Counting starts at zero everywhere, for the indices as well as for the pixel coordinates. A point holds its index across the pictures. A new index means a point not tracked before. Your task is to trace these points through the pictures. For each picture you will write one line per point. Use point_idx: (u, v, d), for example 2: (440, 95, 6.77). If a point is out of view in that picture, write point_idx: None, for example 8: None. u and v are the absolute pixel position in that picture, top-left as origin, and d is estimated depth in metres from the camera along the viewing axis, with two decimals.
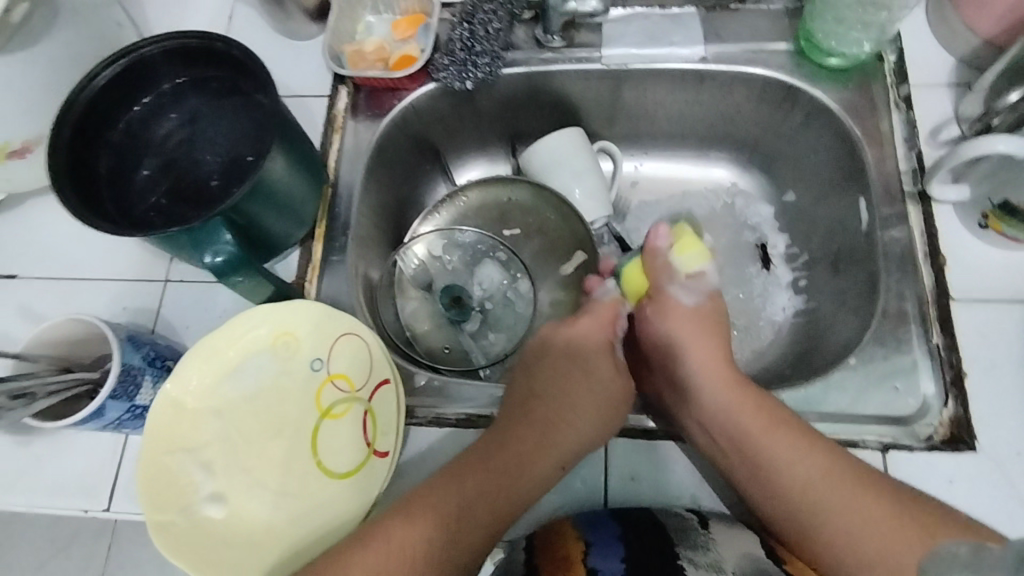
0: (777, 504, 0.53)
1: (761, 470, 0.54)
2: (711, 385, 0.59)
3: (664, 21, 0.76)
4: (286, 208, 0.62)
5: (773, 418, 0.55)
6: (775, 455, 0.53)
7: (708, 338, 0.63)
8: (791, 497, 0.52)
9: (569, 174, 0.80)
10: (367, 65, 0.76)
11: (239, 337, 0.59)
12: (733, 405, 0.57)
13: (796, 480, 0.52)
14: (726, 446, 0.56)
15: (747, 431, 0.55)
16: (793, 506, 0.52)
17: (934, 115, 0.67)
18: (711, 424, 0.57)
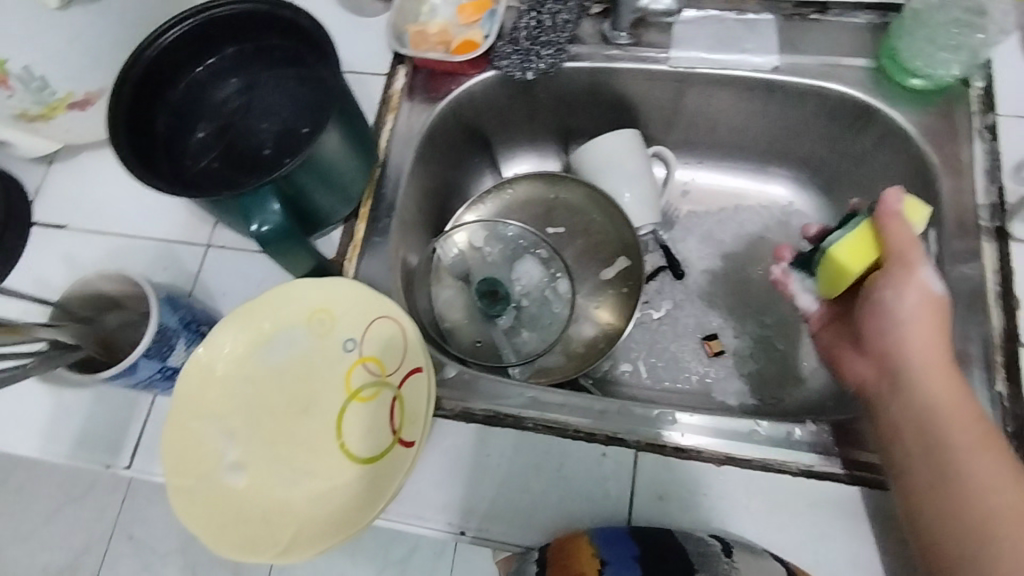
0: (935, 505, 0.48)
1: (942, 474, 0.49)
2: (933, 376, 0.52)
3: (738, 25, 0.72)
4: (335, 183, 0.61)
5: (981, 422, 0.49)
6: (969, 458, 0.48)
7: (940, 335, 0.54)
8: (954, 492, 0.48)
9: (619, 177, 0.79)
10: (428, 46, 0.74)
11: (276, 308, 0.58)
12: (934, 397, 0.51)
13: (958, 469, 0.48)
14: (911, 440, 0.51)
15: (940, 426, 0.50)
16: (946, 492, 0.48)
17: (1020, 149, 0.63)
18: (908, 430, 0.52)
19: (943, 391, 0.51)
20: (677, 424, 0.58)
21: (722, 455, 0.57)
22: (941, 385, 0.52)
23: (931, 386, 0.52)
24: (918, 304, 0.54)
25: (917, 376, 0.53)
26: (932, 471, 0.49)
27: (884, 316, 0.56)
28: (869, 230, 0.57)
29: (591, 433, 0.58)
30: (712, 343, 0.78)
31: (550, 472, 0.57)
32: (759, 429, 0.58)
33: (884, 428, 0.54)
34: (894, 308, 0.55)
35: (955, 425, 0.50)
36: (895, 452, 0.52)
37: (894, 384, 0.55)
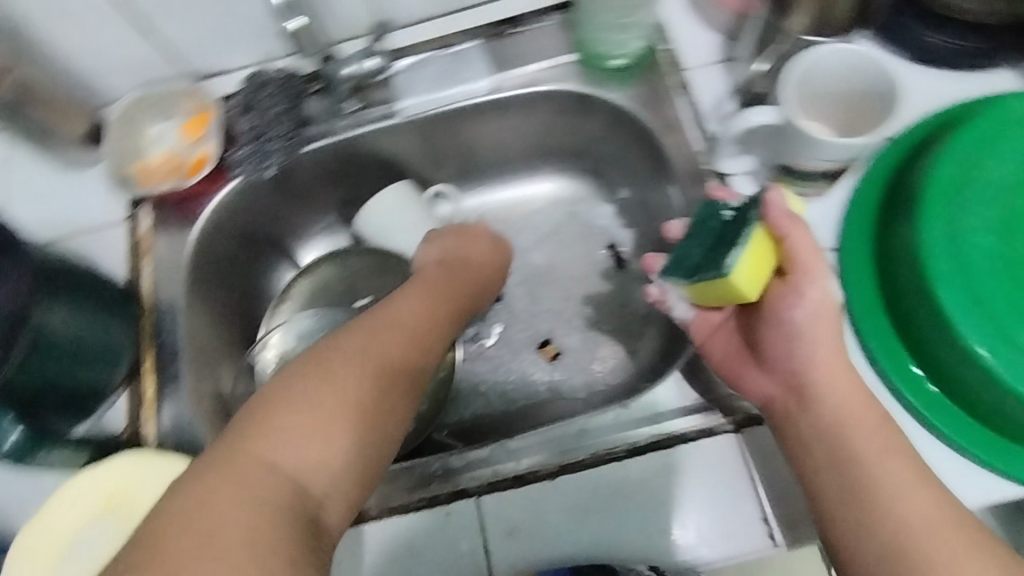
0: (854, 531, 0.45)
1: (854, 492, 0.45)
2: (835, 386, 0.48)
3: (448, 61, 0.76)
4: (85, 358, 0.61)
5: (880, 422, 0.47)
6: (883, 477, 0.45)
7: (838, 340, 0.50)
8: (874, 518, 0.44)
9: (403, 231, 0.82)
10: (159, 178, 0.72)
11: (66, 512, 0.56)
12: (840, 414, 0.48)
13: (863, 481, 0.45)
14: (821, 462, 0.48)
15: (851, 449, 0.47)
16: (862, 513, 0.45)
17: (715, 93, 0.69)
18: (817, 451, 0.48)
19: (844, 401, 0.48)
20: (507, 454, 0.59)
21: (556, 465, 0.58)
22: (842, 396, 0.48)
23: (836, 396, 0.48)
24: (814, 317, 0.49)
25: (823, 388, 0.49)
26: (846, 487, 0.46)
27: (777, 326, 0.51)
28: (765, 239, 0.49)
29: (432, 498, 0.58)
30: (545, 350, 0.81)
31: (403, 552, 0.56)
32: (586, 426, 0.60)
33: (796, 448, 0.50)
34: (794, 322, 0.50)
35: (863, 442, 0.46)
36: (806, 468, 0.48)
37: (795, 394, 0.50)
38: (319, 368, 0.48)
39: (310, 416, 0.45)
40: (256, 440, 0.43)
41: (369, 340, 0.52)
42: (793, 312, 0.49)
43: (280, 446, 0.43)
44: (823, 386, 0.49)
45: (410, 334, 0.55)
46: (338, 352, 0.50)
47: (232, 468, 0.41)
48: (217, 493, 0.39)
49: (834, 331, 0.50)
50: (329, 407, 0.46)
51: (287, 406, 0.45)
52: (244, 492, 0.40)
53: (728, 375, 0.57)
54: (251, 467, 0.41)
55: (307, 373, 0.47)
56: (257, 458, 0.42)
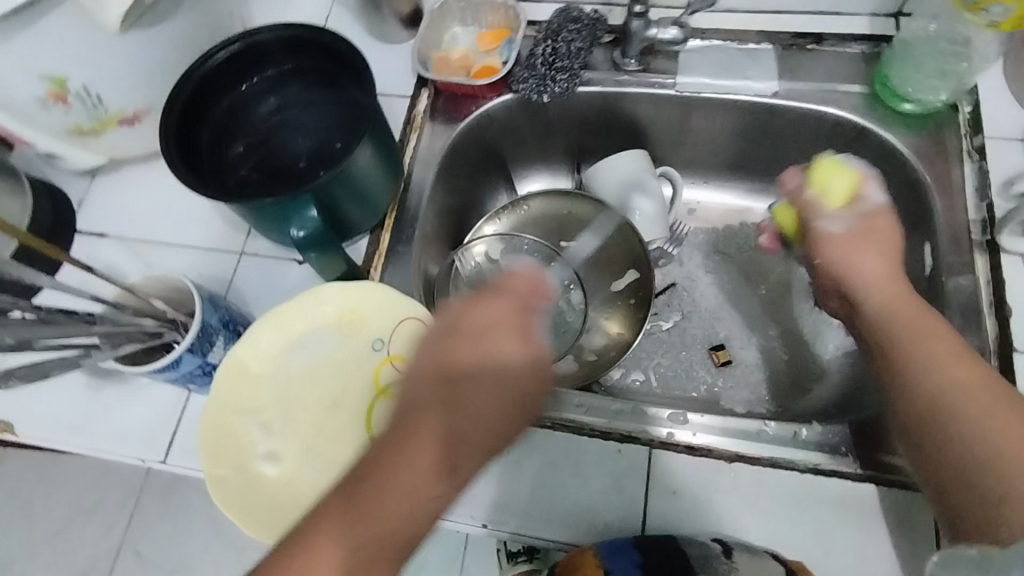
0: (898, 378, 0.50)
1: (891, 362, 0.51)
2: (880, 292, 0.57)
3: (739, 55, 0.77)
4: (363, 195, 0.65)
5: (924, 313, 0.53)
6: (920, 357, 0.49)
7: (872, 250, 0.59)
8: (911, 392, 0.49)
9: (632, 195, 0.83)
10: (450, 70, 0.79)
11: (307, 310, 0.62)
12: (888, 312, 0.55)
13: (906, 381, 0.49)
14: (880, 344, 0.53)
15: (890, 324, 0.54)
16: (912, 398, 0.49)
17: (1008, 166, 0.67)
18: (874, 337, 0.55)
19: (884, 304, 0.55)
20: (687, 423, 0.62)
21: (732, 453, 0.60)
22: (886, 300, 0.56)
23: (867, 282, 0.58)
24: (866, 232, 0.61)
25: (874, 310, 0.56)
26: (893, 395, 0.50)
27: (869, 250, 0.60)
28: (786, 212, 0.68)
29: (608, 433, 0.61)
30: (719, 353, 0.81)
31: (567, 467, 0.60)
32: (766, 429, 0.62)
33: (870, 336, 0.55)
34: (841, 245, 0.61)
35: (917, 339, 0.51)
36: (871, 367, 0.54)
37: (857, 312, 0.58)
38: (392, 448, 0.46)
39: (374, 541, 0.43)
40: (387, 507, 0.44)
41: (455, 409, 0.47)
42: (864, 258, 0.59)
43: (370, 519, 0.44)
44: (884, 293, 0.56)
45: (454, 376, 0.49)
46: (425, 403, 0.48)
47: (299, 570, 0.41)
48: None
49: (880, 241, 0.60)
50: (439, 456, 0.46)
51: (354, 503, 0.44)
52: None
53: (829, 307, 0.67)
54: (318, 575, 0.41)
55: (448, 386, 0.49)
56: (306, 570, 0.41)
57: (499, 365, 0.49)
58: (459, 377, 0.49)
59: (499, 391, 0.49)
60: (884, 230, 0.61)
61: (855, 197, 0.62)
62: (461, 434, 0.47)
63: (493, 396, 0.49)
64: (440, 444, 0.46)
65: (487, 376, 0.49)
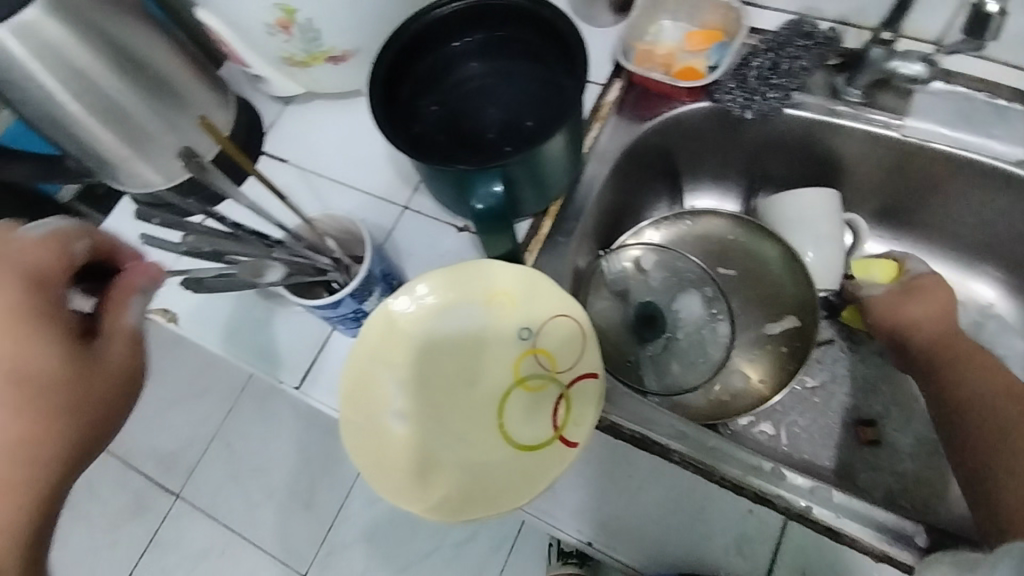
0: (985, 437, 0.55)
1: (967, 412, 0.58)
2: (932, 339, 0.65)
3: (987, 108, 0.67)
4: (541, 179, 0.62)
5: (976, 352, 0.62)
6: (979, 392, 0.58)
7: (935, 307, 0.67)
8: (997, 436, 0.55)
9: (809, 237, 0.76)
10: (651, 66, 0.75)
11: (464, 281, 0.61)
12: (934, 344, 0.64)
13: (959, 396, 0.59)
14: (951, 402, 0.59)
15: (943, 361, 0.63)
16: (1003, 441, 0.54)
17: None
18: (960, 391, 0.59)
19: (937, 347, 0.64)
20: (831, 503, 0.55)
21: (879, 551, 0.53)
22: (929, 330, 0.66)
23: (928, 330, 0.66)
24: (912, 291, 0.69)
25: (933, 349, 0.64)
26: (988, 438, 0.55)
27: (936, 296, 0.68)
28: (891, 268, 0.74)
29: (738, 486, 0.56)
30: (866, 429, 0.74)
31: (688, 512, 0.56)
32: (924, 536, 0.53)
33: (936, 404, 0.61)
34: (919, 296, 0.68)
35: (965, 369, 0.61)
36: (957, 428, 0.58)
37: (904, 343, 0.67)
38: None
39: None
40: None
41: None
42: (914, 307, 0.68)
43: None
44: (940, 333, 0.65)
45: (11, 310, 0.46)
46: None
47: None
48: None
49: (943, 298, 0.68)
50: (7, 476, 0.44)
51: None
52: None
53: (900, 355, 0.69)
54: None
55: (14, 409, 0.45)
56: None
57: (4, 310, 0.46)
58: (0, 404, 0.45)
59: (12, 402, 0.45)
60: (942, 291, 0.68)
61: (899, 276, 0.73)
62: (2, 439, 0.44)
63: (5, 353, 0.45)
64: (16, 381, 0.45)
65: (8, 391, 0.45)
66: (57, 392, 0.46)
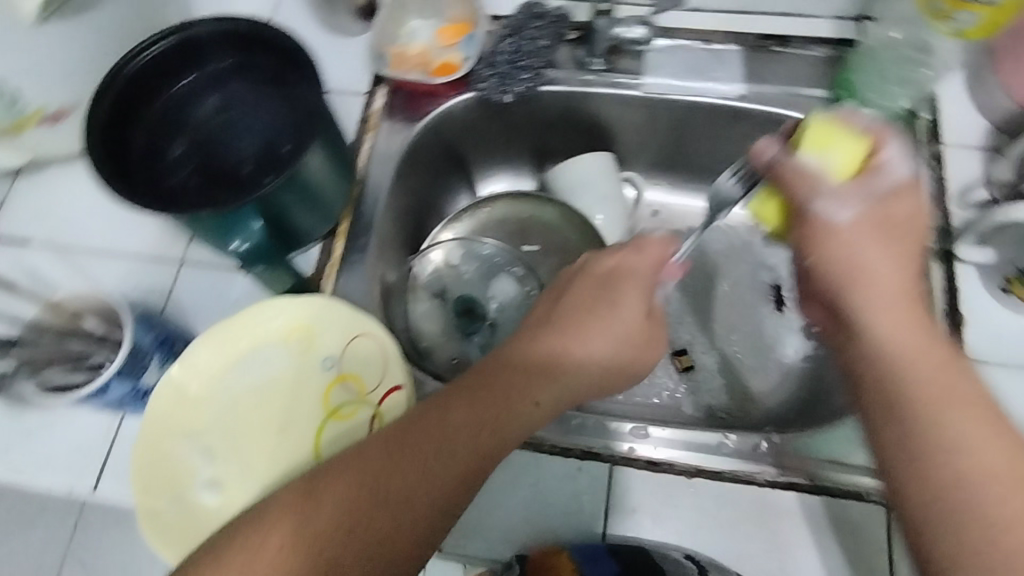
0: (915, 440, 0.40)
1: (921, 400, 0.40)
2: (881, 291, 0.47)
3: (705, 56, 0.76)
4: (311, 199, 0.61)
5: (915, 307, 0.45)
6: (899, 338, 0.44)
7: (886, 238, 0.49)
8: (911, 408, 0.41)
9: (593, 198, 0.82)
10: (408, 68, 0.74)
11: (254, 326, 0.58)
12: (858, 258, 0.48)
13: (879, 350, 0.44)
14: (872, 379, 0.43)
15: (857, 280, 0.48)
16: (919, 405, 0.40)
17: (967, 176, 0.67)
18: (868, 360, 0.44)
19: (893, 331, 0.44)
20: (648, 438, 0.60)
21: (693, 467, 0.59)
22: (879, 250, 0.48)
23: (868, 247, 0.48)
24: (880, 213, 0.50)
25: (884, 340, 0.44)
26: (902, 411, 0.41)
27: (880, 256, 0.48)
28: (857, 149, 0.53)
29: (566, 450, 0.60)
30: (681, 358, 0.81)
31: (527, 487, 0.59)
32: (727, 442, 0.59)
33: (849, 376, 0.45)
34: (866, 266, 0.48)
35: (902, 317, 0.45)
36: (870, 389, 0.43)
37: (848, 359, 0.46)
38: (320, 491, 0.42)
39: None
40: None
41: (402, 449, 0.44)
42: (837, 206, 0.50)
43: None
44: (858, 256, 0.48)
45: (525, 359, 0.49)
46: (378, 466, 0.43)
47: None
48: None
49: (897, 225, 0.49)
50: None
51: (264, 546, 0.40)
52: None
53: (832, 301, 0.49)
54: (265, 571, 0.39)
55: (357, 489, 0.42)
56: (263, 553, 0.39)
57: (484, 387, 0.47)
58: (437, 427, 0.44)
59: (468, 440, 0.44)
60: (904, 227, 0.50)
61: (863, 171, 0.52)
62: (383, 477, 0.42)
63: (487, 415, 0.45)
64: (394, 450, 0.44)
65: (462, 430, 0.45)
66: (441, 509, 0.43)
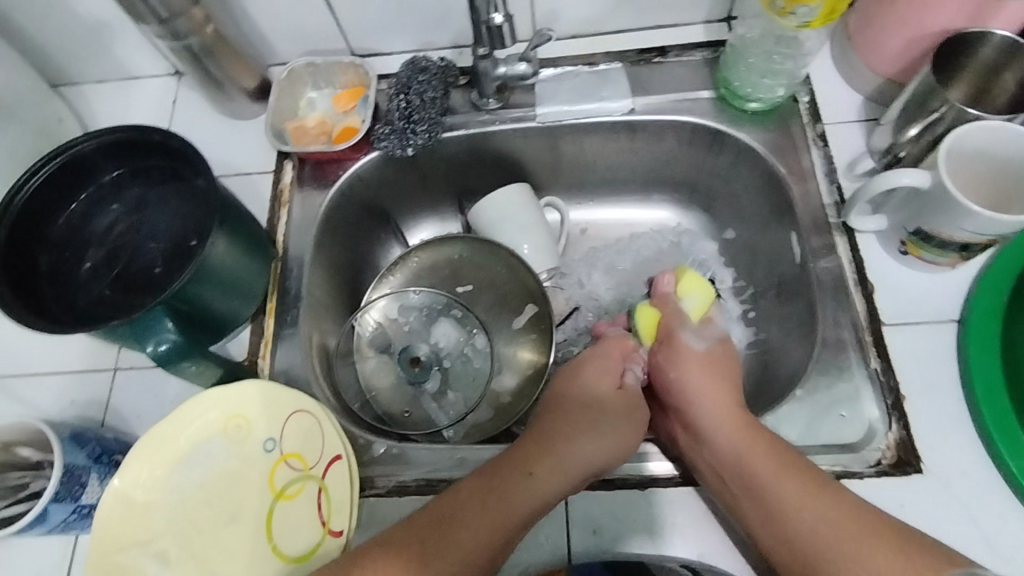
0: (785, 540, 0.52)
1: (772, 514, 0.53)
2: (728, 432, 0.58)
3: (592, 78, 0.79)
4: (227, 284, 0.62)
5: (762, 439, 0.57)
6: (785, 499, 0.53)
7: (718, 386, 0.63)
8: (788, 522, 0.52)
9: (516, 229, 0.82)
10: (309, 139, 0.78)
11: (189, 423, 0.58)
12: (740, 447, 0.57)
13: (800, 525, 0.51)
14: (728, 482, 0.56)
15: (754, 474, 0.55)
16: (796, 548, 0.51)
17: (850, 150, 0.71)
18: (736, 486, 0.55)
19: (735, 431, 0.58)
20: None
21: (646, 478, 0.60)
22: (712, 399, 0.62)
23: (710, 418, 0.60)
24: (708, 360, 0.66)
25: (722, 443, 0.58)
26: (762, 519, 0.53)
27: (695, 369, 0.65)
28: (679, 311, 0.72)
29: None
30: None
31: None
32: (676, 446, 0.61)
33: (715, 482, 0.57)
34: (685, 377, 0.65)
35: (768, 476, 0.54)
36: (733, 506, 0.55)
37: (700, 451, 0.59)
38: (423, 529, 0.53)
39: None
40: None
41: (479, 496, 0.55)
42: (702, 394, 0.62)
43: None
44: (695, 393, 0.63)
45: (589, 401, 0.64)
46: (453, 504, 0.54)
47: None
48: None
49: (717, 373, 0.65)
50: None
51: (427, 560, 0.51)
52: None
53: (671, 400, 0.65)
54: None
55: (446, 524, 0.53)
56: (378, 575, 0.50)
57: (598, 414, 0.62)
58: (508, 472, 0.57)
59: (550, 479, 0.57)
60: (723, 366, 0.66)
61: (703, 319, 0.70)
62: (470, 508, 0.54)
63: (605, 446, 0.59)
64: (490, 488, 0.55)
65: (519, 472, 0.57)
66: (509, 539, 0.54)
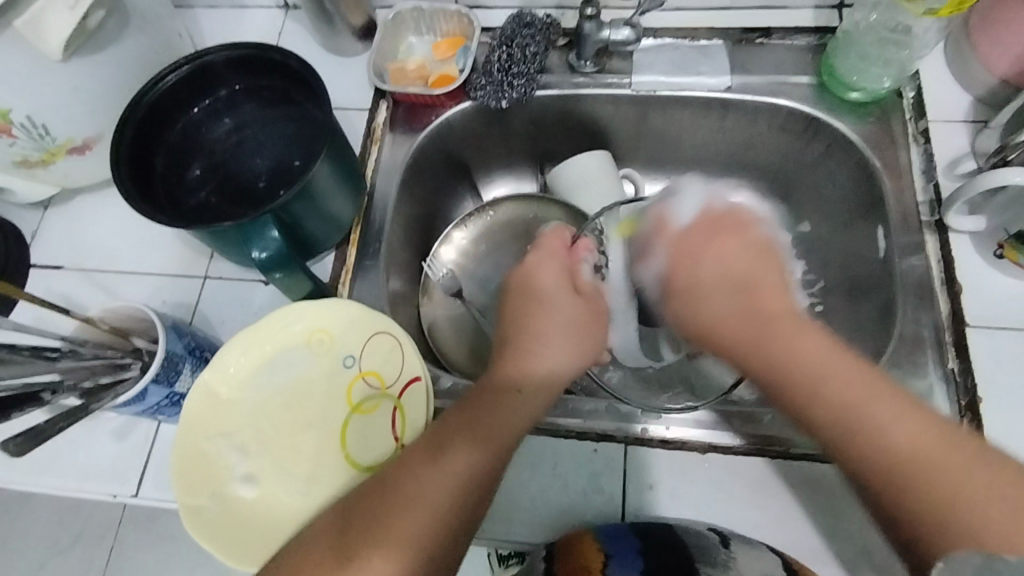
0: (859, 448, 0.45)
1: (834, 406, 0.47)
2: (757, 334, 0.54)
3: (692, 52, 0.79)
4: (324, 209, 0.64)
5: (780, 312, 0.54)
6: (852, 394, 0.47)
7: (715, 271, 0.59)
8: (829, 409, 0.47)
9: (593, 196, 0.82)
10: (407, 82, 0.79)
11: (277, 331, 0.61)
12: (754, 346, 0.53)
13: (866, 421, 0.45)
14: (779, 386, 0.51)
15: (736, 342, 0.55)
16: (886, 451, 0.44)
17: (952, 149, 0.70)
18: (788, 379, 0.50)
19: (742, 317, 0.55)
20: (661, 417, 0.61)
21: (704, 444, 0.60)
22: (719, 303, 0.57)
23: (708, 314, 0.57)
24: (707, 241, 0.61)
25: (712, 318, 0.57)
26: (832, 413, 0.47)
27: (708, 273, 0.59)
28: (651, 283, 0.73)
29: (582, 433, 0.61)
30: None
31: (545, 471, 0.60)
32: None
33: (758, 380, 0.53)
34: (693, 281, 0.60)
35: (808, 367, 0.49)
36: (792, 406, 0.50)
37: (763, 352, 0.52)
38: (433, 456, 0.51)
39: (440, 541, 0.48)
40: (476, 407, 0.54)
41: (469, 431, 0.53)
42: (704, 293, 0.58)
43: (421, 475, 0.50)
44: (704, 292, 0.58)
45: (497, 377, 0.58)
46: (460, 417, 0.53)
47: (410, 498, 0.49)
48: (403, 526, 0.48)
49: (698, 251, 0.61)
50: (436, 485, 0.50)
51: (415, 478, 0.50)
52: (423, 518, 0.48)
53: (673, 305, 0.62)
54: (437, 494, 0.49)
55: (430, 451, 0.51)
56: (414, 490, 0.49)
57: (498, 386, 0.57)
58: (459, 433, 0.52)
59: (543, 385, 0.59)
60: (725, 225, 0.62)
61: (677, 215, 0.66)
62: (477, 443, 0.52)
63: (511, 405, 0.55)
64: (441, 442, 0.52)
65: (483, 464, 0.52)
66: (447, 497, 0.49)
